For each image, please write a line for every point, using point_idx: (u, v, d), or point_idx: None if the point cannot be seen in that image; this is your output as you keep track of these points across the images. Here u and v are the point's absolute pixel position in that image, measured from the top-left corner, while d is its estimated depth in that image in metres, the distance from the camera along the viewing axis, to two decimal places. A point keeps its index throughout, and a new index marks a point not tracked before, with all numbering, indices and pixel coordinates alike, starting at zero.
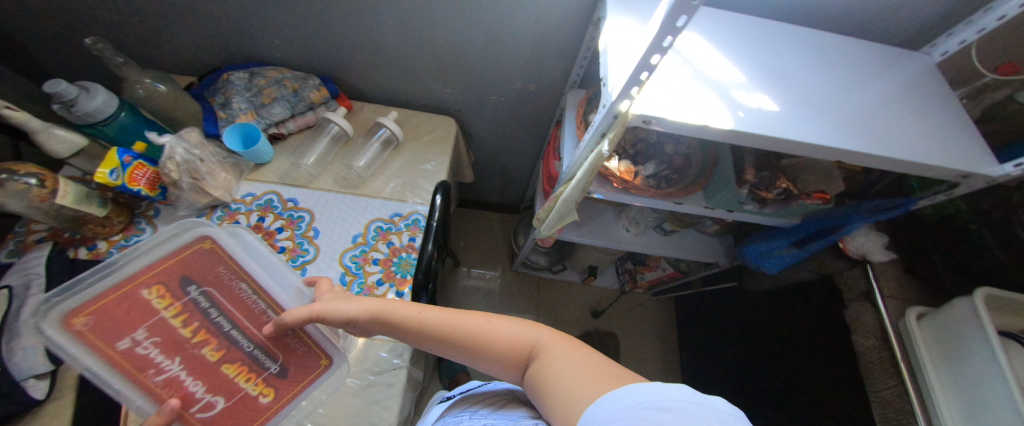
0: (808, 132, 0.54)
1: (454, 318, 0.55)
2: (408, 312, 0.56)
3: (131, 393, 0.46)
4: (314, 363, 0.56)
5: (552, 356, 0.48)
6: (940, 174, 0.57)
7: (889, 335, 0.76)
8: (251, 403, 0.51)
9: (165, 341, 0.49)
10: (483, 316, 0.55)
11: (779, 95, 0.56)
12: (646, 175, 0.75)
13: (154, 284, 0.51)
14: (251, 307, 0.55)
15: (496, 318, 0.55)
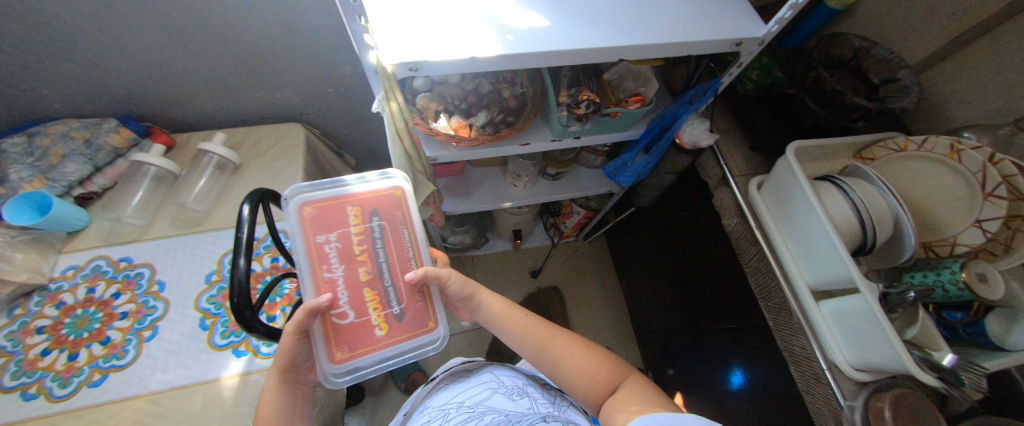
0: (579, 40, 0.54)
1: (535, 320, 0.66)
2: (509, 314, 0.66)
3: (304, 279, 0.50)
4: (421, 323, 0.56)
5: (626, 393, 0.55)
6: (717, 48, 0.60)
7: (745, 211, 0.82)
8: (366, 331, 0.52)
9: (391, 270, 0.54)
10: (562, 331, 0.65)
11: (547, 10, 0.56)
12: (481, 126, 0.73)
13: (352, 204, 0.54)
14: (399, 248, 0.56)
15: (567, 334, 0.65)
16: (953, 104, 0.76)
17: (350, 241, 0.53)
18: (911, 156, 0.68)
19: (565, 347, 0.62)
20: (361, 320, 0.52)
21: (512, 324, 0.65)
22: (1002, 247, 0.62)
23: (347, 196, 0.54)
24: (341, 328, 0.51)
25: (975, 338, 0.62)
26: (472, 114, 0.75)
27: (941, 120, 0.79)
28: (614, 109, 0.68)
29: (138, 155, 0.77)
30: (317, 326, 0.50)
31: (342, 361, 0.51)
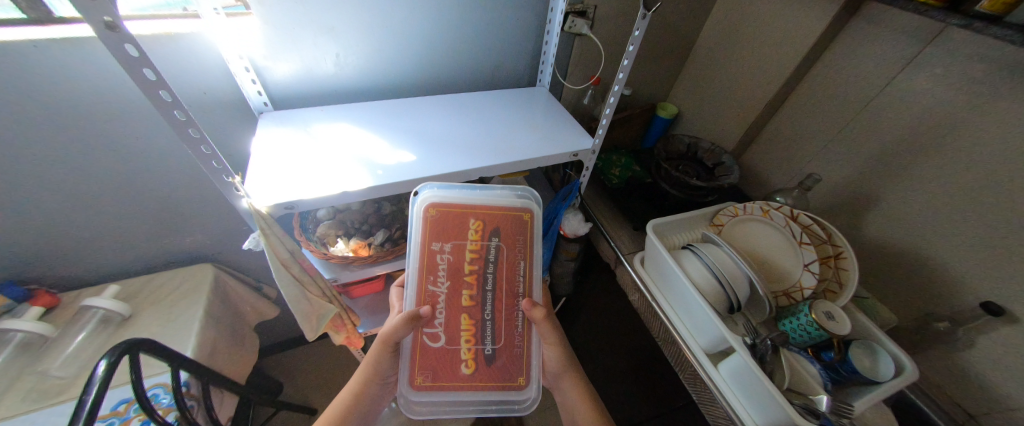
0: (444, 165, 0.67)
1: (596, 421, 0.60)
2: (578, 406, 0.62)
3: (411, 283, 0.52)
4: (510, 378, 0.54)
5: None
6: (561, 158, 0.76)
7: (641, 287, 0.87)
8: (454, 369, 0.52)
9: (494, 299, 0.53)
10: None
11: (415, 148, 0.70)
12: (380, 243, 0.79)
13: (484, 262, 0.52)
14: (514, 300, 0.54)
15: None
16: (763, 169, 1.02)
17: (453, 255, 0.52)
18: (746, 218, 0.81)
19: None
20: (448, 346, 0.52)
21: (574, 415, 0.62)
22: (837, 284, 0.71)
23: (470, 204, 0.53)
24: (433, 351, 0.52)
25: (853, 376, 0.62)
26: (371, 234, 0.81)
27: (763, 181, 1.04)
28: None
29: (11, 324, 0.73)
30: (408, 349, 0.52)
31: (422, 390, 0.52)
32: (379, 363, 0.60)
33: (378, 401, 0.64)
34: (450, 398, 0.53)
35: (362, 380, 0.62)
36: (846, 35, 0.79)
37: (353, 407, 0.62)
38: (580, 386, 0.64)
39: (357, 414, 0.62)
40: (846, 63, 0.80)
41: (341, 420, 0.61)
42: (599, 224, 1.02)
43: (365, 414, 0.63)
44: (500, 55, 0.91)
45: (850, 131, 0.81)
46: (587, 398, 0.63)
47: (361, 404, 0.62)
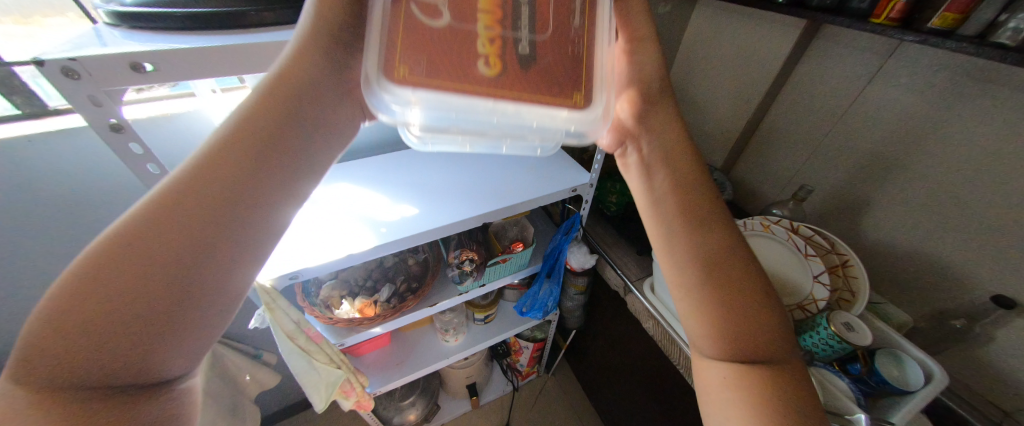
0: (444, 216, 0.68)
1: (684, 240, 0.47)
2: (671, 148, 0.50)
3: None
4: (565, 93, 0.38)
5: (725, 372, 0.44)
6: (559, 195, 0.78)
7: (654, 313, 0.86)
8: (424, 28, 0.35)
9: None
10: (743, 267, 0.46)
11: (415, 202, 0.70)
12: (384, 299, 0.77)
13: None
14: None
15: (744, 263, 0.46)
16: (755, 182, 1.05)
17: None
18: (747, 234, 0.82)
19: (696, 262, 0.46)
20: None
21: (643, 207, 0.51)
22: (849, 293, 0.71)
23: None
24: (435, 30, 0.35)
25: (883, 387, 0.61)
26: (376, 289, 0.80)
27: (756, 195, 1.06)
28: (502, 256, 0.78)
29: None
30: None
31: (403, 82, 0.34)
32: (275, 85, 0.38)
33: (292, 161, 0.39)
34: (455, 101, 0.35)
35: (260, 129, 0.37)
36: (807, 56, 0.85)
37: (266, 147, 0.38)
38: (682, 183, 0.49)
39: (268, 177, 0.38)
40: (812, 80, 0.85)
41: (240, 168, 0.36)
42: (604, 251, 1.01)
43: (279, 163, 0.38)
44: None
45: (828, 142, 0.85)
46: (682, 149, 0.50)
47: (274, 144, 0.38)
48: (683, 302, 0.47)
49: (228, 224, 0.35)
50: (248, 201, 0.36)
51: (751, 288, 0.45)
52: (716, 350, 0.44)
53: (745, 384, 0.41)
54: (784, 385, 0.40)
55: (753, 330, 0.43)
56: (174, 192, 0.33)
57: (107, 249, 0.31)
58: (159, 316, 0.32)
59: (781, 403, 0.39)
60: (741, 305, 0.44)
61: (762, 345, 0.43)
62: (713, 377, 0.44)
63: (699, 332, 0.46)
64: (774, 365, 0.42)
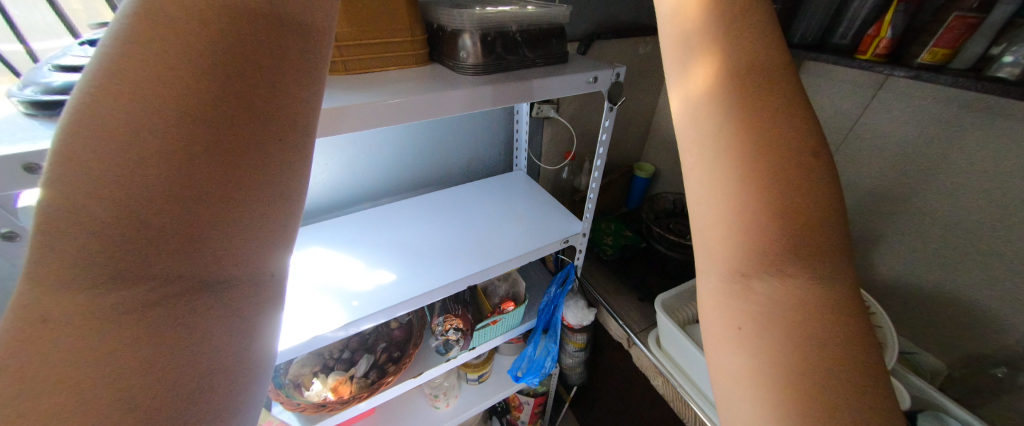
0: (425, 282, 0.62)
1: (711, 32, 0.19)
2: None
3: None
4: None
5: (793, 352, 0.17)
6: (551, 248, 0.73)
7: (662, 371, 0.77)
8: None
9: None
10: (787, 90, 0.18)
11: (393, 268, 0.65)
12: (362, 375, 0.69)
13: None
14: None
15: (794, 95, 0.18)
16: None
17: None
18: None
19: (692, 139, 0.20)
20: None
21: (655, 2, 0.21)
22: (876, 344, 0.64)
23: None
24: None
25: None
26: (354, 361, 0.71)
27: None
28: (492, 318, 0.72)
29: None
30: None
31: None
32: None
33: (302, 43, 0.19)
34: None
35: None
36: (795, 91, 0.84)
37: (242, 11, 0.17)
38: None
39: (272, 74, 0.18)
40: (806, 114, 0.83)
41: (219, 57, 0.17)
42: (603, 299, 0.93)
43: (282, 49, 0.18)
44: (475, 148, 0.91)
45: (831, 175, 0.82)
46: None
47: (267, 6, 0.18)
48: (702, 183, 0.19)
49: (232, 167, 0.17)
50: (258, 113, 0.17)
51: (806, 126, 0.18)
52: (715, 299, 0.19)
53: (786, 330, 0.17)
54: (845, 327, 0.17)
55: (815, 237, 0.17)
56: (110, 118, 0.15)
57: (41, 276, 0.15)
58: (145, 379, 0.15)
59: (854, 379, 0.16)
60: (775, 159, 0.17)
61: (823, 265, 0.17)
62: (718, 310, 0.19)
63: (718, 249, 0.18)
64: (803, 240, 0.17)
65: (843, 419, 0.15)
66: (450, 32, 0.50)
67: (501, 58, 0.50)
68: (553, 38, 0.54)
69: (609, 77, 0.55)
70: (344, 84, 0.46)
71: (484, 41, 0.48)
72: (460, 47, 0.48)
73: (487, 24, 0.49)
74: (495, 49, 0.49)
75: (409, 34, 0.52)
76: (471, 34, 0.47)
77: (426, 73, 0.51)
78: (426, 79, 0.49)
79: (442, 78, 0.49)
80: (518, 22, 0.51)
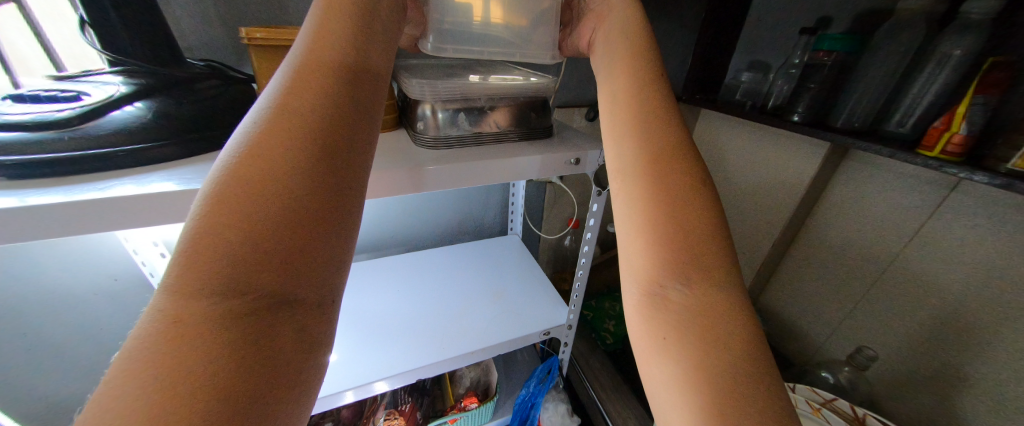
0: (379, 367, 0.54)
1: (645, 125, 0.34)
2: (642, 64, 0.38)
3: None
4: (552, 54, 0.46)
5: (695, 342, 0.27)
6: (527, 340, 0.63)
7: None
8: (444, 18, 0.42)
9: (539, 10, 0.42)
10: (689, 186, 0.32)
11: (344, 347, 0.57)
12: None
13: None
14: None
15: (703, 175, 0.33)
16: (796, 315, 0.85)
17: None
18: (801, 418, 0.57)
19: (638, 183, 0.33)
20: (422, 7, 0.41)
21: (608, 131, 0.37)
22: None
23: None
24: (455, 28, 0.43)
25: None
26: None
27: (799, 332, 0.85)
28: (450, 415, 0.60)
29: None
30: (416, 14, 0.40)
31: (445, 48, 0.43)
32: (311, 61, 0.28)
33: (365, 135, 0.28)
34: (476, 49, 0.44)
35: (307, 104, 0.26)
36: (840, 176, 0.72)
37: (324, 132, 0.26)
38: (661, 106, 0.35)
39: (344, 154, 0.26)
40: (855, 203, 0.70)
41: (316, 147, 0.25)
42: (598, 396, 0.76)
43: (354, 138, 0.27)
44: (466, 209, 0.84)
45: (892, 281, 0.66)
46: (637, 52, 0.39)
47: (347, 113, 0.27)
48: (636, 243, 0.32)
49: (312, 217, 0.24)
50: (336, 182, 0.25)
51: (703, 204, 0.31)
52: (643, 312, 0.30)
53: (691, 333, 0.28)
54: (733, 315, 0.28)
55: (712, 258, 0.29)
56: (241, 192, 0.23)
57: (177, 312, 0.20)
58: (238, 365, 0.20)
59: (731, 360, 0.26)
60: (674, 227, 0.30)
61: (711, 280, 0.29)
62: (643, 329, 0.30)
63: (642, 275, 0.31)
64: (696, 249, 0.30)
65: (725, 389, 0.25)
66: (411, 101, 0.45)
67: (464, 132, 0.44)
68: (531, 112, 0.48)
69: (595, 159, 0.48)
70: None
71: (445, 113, 0.43)
72: (420, 117, 0.44)
73: (450, 94, 0.43)
74: (458, 122, 0.44)
75: None
76: (430, 104, 0.43)
77: (383, 141, 0.46)
78: (378, 148, 0.43)
79: (392, 150, 0.43)
80: (489, 94, 0.45)
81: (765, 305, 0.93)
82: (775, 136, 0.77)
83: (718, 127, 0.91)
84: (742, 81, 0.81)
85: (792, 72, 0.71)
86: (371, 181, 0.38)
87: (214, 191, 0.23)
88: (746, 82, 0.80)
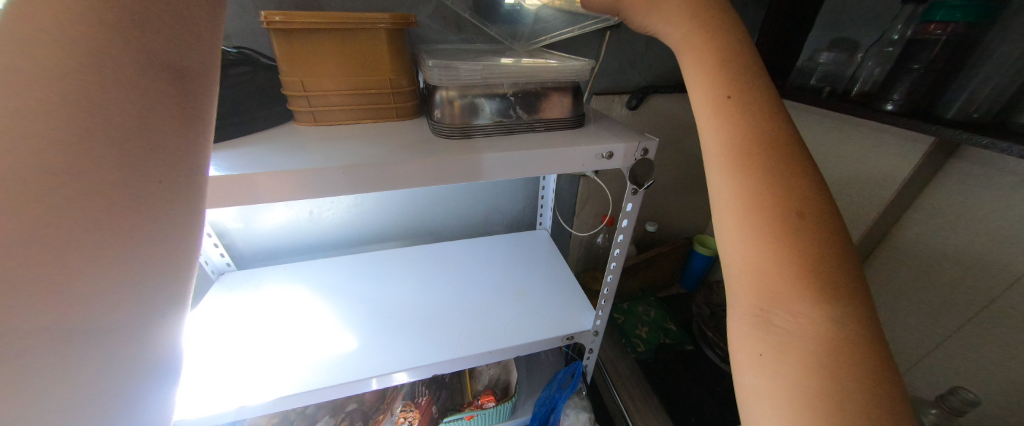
0: (402, 358, 0.53)
1: (747, 133, 0.26)
2: (708, 70, 0.28)
3: None
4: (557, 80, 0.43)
5: (812, 383, 0.21)
6: (549, 344, 0.59)
7: None
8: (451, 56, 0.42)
9: None
10: (781, 216, 0.23)
11: (366, 334, 0.57)
12: None
13: None
14: None
15: (803, 194, 0.24)
16: None
17: None
18: None
19: (745, 202, 0.24)
20: None
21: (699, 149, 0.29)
22: None
23: None
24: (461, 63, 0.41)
25: None
26: (314, 420, 0.61)
27: None
28: (466, 411, 0.59)
29: None
30: None
31: (449, 70, 0.40)
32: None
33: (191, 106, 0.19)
34: (490, 70, 0.40)
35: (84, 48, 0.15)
36: (943, 180, 0.59)
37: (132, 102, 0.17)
38: (739, 119, 0.26)
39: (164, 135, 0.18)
40: (959, 213, 0.57)
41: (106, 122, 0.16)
42: (625, 407, 0.70)
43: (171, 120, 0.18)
44: (494, 201, 0.81)
45: (1009, 312, 0.53)
46: (727, 42, 0.28)
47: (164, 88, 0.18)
48: (736, 274, 0.25)
49: (75, 224, 0.15)
50: (130, 184, 0.16)
51: (803, 235, 0.23)
52: (743, 328, 0.24)
53: (799, 355, 0.21)
54: (858, 354, 0.20)
55: (834, 287, 0.22)
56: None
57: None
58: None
59: (857, 392, 0.20)
60: (795, 249, 0.22)
61: (832, 312, 0.21)
62: (743, 343, 0.24)
63: (744, 291, 0.24)
64: (817, 281, 0.22)
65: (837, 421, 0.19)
66: (430, 88, 0.42)
67: (484, 120, 0.41)
68: (561, 100, 0.43)
69: (632, 153, 0.42)
70: (316, 136, 0.40)
71: (465, 100, 0.40)
72: (437, 105, 0.41)
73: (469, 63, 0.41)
74: (478, 109, 0.40)
75: (390, 85, 0.43)
76: (446, 91, 0.40)
77: (399, 131, 0.43)
78: (391, 139, 0.40)
79: (407, 140, 0.40)
80: (514, 79, 0.41)
81: None
82: (857, 129, 0.65)
83: None
84: (820, 63, 0.69)
85: (889, 51, 0.59)
86: (389, 171, 0.35)
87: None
88: (825, 64, 0.68)
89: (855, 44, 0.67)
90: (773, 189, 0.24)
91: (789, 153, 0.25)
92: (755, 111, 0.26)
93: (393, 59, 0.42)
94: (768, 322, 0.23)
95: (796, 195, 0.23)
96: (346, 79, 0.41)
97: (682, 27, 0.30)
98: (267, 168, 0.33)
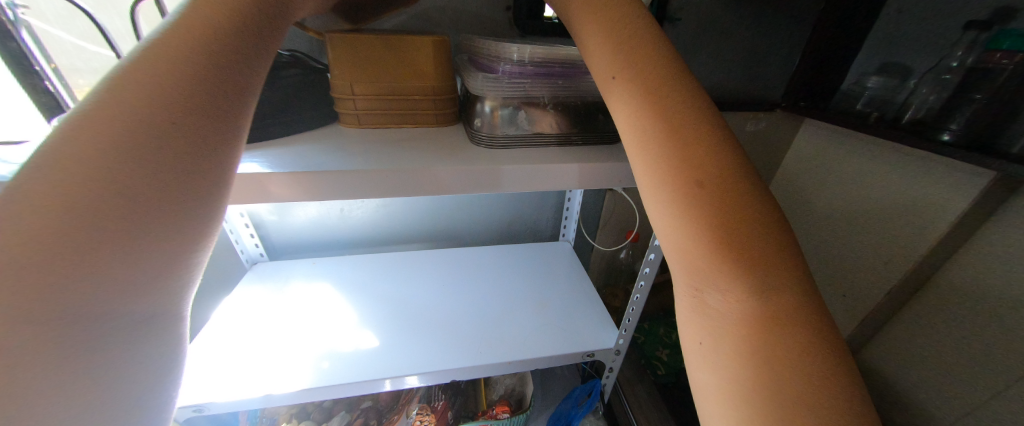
0: (414, 360, 0.53)
1: (645, 116, 0.28)
2: (601, 57, 0.32)
3: None
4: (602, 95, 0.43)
5: (749, 368, 0.22)
6: (568, 360, 0.58)
7: None
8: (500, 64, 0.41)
9: None
10: (683, 187, 0.25)
11: (390, 333, 0.58)
12: None
13: None
14: None
15: (705, 165, 0.25)
16: (911, 385, 0.68)
17: None
18: None
19: (657, 185, 0.27)
20: None
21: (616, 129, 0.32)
22: None
23: None
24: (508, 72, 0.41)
25: None
26: (330, 414, 0.63)
27: (913, 405, 0.68)
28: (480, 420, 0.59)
29: None
30: None
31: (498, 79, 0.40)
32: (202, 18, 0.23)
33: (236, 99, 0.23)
34: (538, 84, 0.40)
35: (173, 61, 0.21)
36: (1003, 218, 0.55)
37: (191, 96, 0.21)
38: (635, 95, 0.29)
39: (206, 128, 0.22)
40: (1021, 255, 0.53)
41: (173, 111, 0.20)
42: None
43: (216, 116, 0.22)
44: (517, 209, 0.81)
45: None
46: (631, 27, 0.31)
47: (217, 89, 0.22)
48: (674, 258, 0.27)
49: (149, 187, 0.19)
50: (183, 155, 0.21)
51: (706, 202, 0.24)
52: (687, 313, 0.26)
53: (729, 335, 0.24)
54: (783, 333, 0.22)
55: (748, 258, 0.23)
56: (105, 121, 0.19)
57: None
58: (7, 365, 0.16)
59: (771, 370, 0.22)
60: (708, 228, 0.24)
61: (747, 286, 0.23)
62: (689, 328, 0.27)
63: (681, 274, 0.27)
64: (732, 259, 0.23)
65: (770, 406, 0.21)
66: (472, 97, 0.43)
67: (524, 131, 0.41)
68: (600, 115, 0.43)
69: None
70: (360, 139, 0.42)
71: (505, 110, 0.40)
72: (477, 114, 0.41)
73: (530, 62, 0.40)
74: (517, 119, 0.41)
75: (430, 92, 0.44)
76: (488, 101, 0.40)
77: (439, 137, 0.44)
78: (427, 145, 0.41)
79: (447, 146, 0.41)
80: (554, 92, 0.41)
81: (868, 363, 0.76)
82: (908, 157, 0.62)
83: (825, 142, 0.77)
84: (868, 87, 0.67)
85: (945, 77, 0.56)
86: (429, 177, 0.36)
87: (91, 97, 0.20)
88: (873, 89, 0.66)
89: (909, 69, 0.63)
90: (665, 170, 0.27)
91: (681, 120, 0.27)
92: (640, 87, 0.29)
93: (436, 67, 0.43)
94: (702, 304, 0.25)
95: (691, 171, 0.26)
96: (384, 83, 0.42)
97: (588, 15, 0.33)
98: (311, 167, 0.34)
